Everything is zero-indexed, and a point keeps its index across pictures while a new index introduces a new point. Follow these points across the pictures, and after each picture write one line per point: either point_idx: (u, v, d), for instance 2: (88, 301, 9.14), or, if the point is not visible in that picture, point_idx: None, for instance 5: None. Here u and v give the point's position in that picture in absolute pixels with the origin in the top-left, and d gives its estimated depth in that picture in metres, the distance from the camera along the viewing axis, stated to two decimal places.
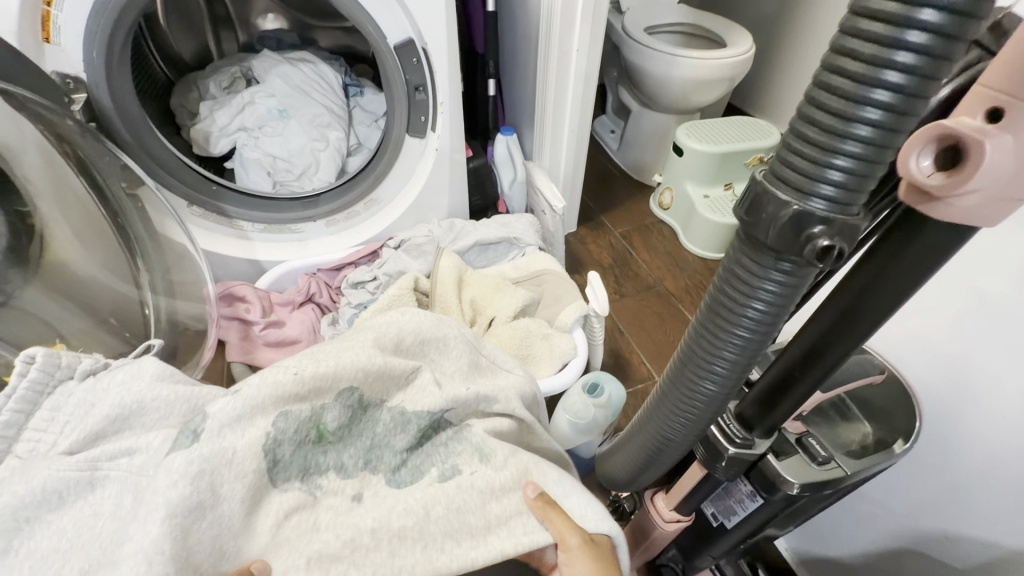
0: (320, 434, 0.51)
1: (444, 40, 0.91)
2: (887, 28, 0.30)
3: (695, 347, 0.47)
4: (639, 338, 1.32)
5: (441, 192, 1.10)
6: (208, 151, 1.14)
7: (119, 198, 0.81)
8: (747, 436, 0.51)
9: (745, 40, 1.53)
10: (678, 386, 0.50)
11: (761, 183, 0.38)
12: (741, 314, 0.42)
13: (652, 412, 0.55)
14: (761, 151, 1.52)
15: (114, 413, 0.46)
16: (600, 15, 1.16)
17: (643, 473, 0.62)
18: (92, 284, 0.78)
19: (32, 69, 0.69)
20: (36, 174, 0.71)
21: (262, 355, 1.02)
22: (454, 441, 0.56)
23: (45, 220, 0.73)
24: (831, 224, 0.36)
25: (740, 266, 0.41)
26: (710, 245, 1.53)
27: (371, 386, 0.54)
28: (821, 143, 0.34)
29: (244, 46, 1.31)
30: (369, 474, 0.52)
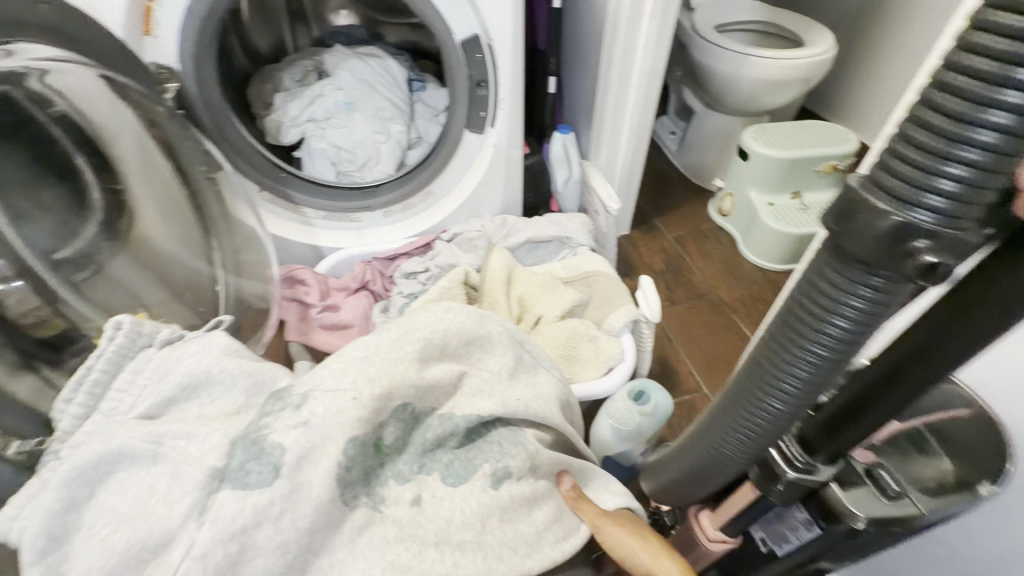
0: (377, 447, 0.50)
1: (509, 36, 0.91)
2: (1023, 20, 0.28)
3: (764, 360, 0.45)
4: (689, 348, 1.27)
5: (495, 188, 1.11)
6: (279, 140, 1.20)
7: (199, 180, 0.87)
8: (809, 463, 0.48)
9: (825, 39, 1.44)
10: (742, 400, 0.48)
11: (854, 190, 0.36)
12: (819, 328, 0.40)
13: (710, 426, 0.53)
14: (835, 158, 1.42)
15: (185, 382, 0.50)
16: (669, 13, 1.12)
17: (694, 487, 0.60)
18: (169, 257, 0.84)
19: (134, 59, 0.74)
20: (131, 155, 0.79)
21: (317, 337, 1.06)
22: (508, 442, 0.55)
23: (135, 198, 0.80)
24: (936, 240, 0.33)
25: (824, 277, 0.39)
26: (772, 255, 1.46)
27: (424, 399, 0.53)
28: (928, 148, 0.31)
29: (317, 40, 1.37)
30: (425, 475, 0.51)
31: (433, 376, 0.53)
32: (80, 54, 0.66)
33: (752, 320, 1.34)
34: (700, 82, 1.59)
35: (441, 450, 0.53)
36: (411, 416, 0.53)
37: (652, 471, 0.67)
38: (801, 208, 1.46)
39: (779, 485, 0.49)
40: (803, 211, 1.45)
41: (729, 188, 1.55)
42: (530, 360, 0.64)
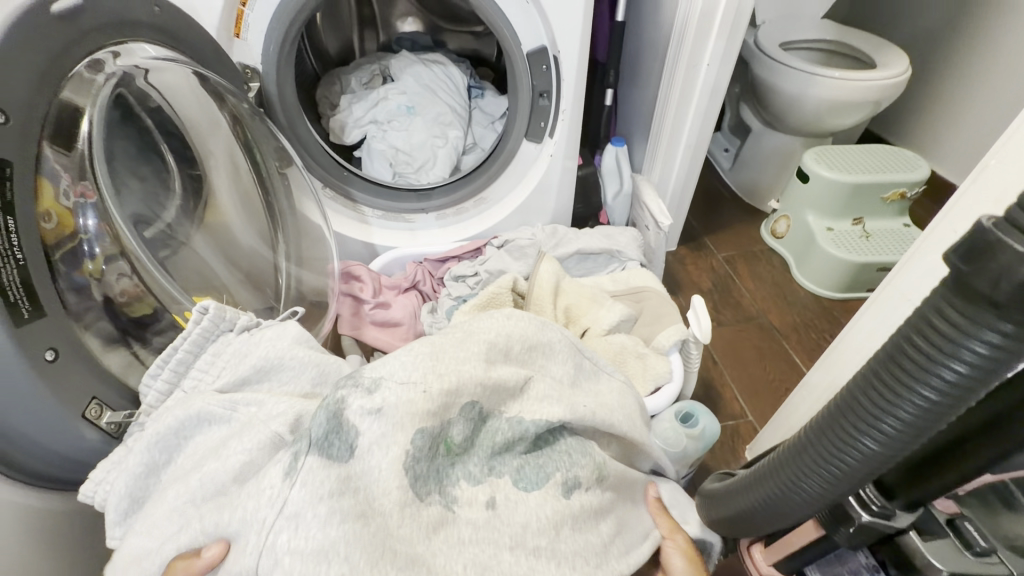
0: (446, 446, 0.51)
1: (576, 49, 0.91)
2: None
3: (862, 398, 0.43)
4: (735, 371, 1.24)
5: (548, 197, 1.12)
6: (341, 139, 1.24)
7: (272, 174, 0.92)
8: (886, 509, 0.48)
9: (900, 61, 1.38)
10: (830, 437, 0.46)
11: (977, 228, 0.34)
12: (931, 371, 0.38)
13: (789, 461, 0.51)
14: (904, 185, 1.35)
15: (259, 363, 0.56)
16: (738, 30, 1.10)
17: (754, 522, 0.58)
18: (239, 246, 0.89)
19: (224, 58, 0.78)
20: (216, 149, 0.85)
21: (368, 333, 1.09)
22: (577, 452, 0.55)
23: (214, 187, 0.86)
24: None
25: (941, 317, 0.37)
26: (827, 282, 1.40)
27: (490, 399, 0.54)
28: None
29: (383, 45, 1.42)
30: (495, 478, 0.51)
31: (500, 375, 0.54)
32: (182, 54, 0.71)
33: (803, 348, 1.29)
34: (760, 100, 1.55)
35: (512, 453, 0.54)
36: (479, 416, 0.53)
37: (711, 502, 0.65)
38: (863, 235, 1.39)
39: (847, 527, 0.49)
40: (865, 238, 1.39)
41: (785, 209, 1.50)
42: (590, 367, 0.64)
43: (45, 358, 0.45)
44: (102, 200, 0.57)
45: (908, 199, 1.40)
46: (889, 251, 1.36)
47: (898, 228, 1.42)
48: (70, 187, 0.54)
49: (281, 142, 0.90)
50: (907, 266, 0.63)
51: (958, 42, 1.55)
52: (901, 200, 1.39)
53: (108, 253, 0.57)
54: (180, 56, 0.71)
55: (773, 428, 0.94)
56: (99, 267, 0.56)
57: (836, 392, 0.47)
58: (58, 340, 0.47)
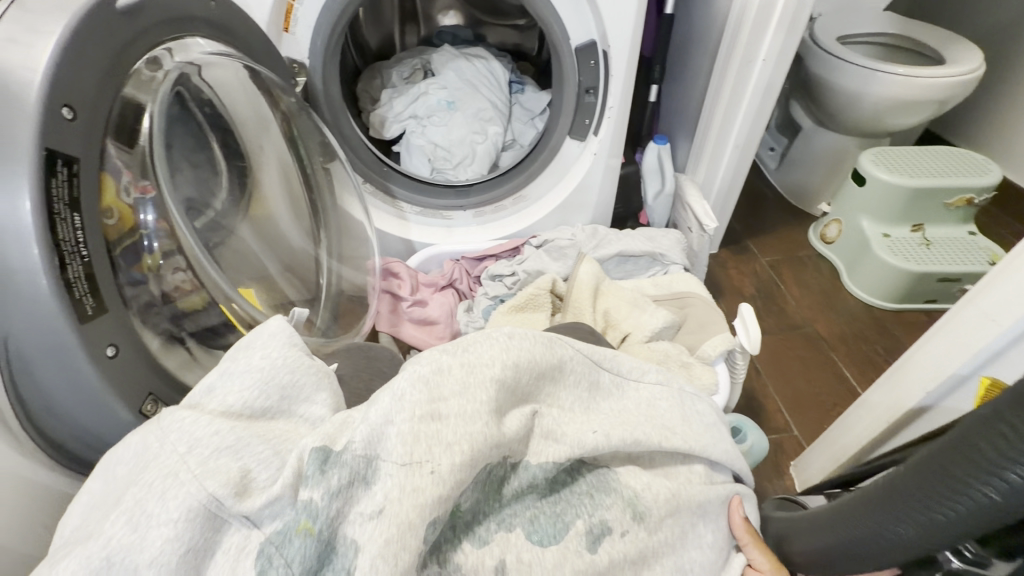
0: (455, 512, 0.49)
1: (627, 44, 0.88)
2: None
3: (987, 438, 0.38)
4: (779, 382, 1.19)
5: (589, 196, 1.09)
6: (381, 134, 1.24)
7: (315, 170, 0.93)
8: (977, 556, 0.43)
9: (973, 56, 1.29)
10: (937, 480, 0.41)
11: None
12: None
13: (883, 498, 0.46)
14: (972, 191, 1.26)
15: (228, 370, 0.50)
16: (799, 24, 1.04)
17: (829, 561, 0.54)
18: (282, 238, 0.90)
19: (274, 53, 0.78)
20: (263, 144, 0.86)
21: (406, 330, 1.09)
22: (600, 492, 0.54)
23: (261, 181, 0.87)
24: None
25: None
26: (880, 291, 1.33)
27: (502, 455, 0.51)
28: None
29: (424, 40, 1.41)
30: (507, 533, 0.50)
31: (509, 427, 0.51)
32: (235, 49, 0.72)
33: (853, 360, 1.22)
34: (813, 97, 1.48)
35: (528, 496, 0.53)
36: (490, 477, 0.51)
37: (786, 529, 0.61)
38: (923, 243, 1.31)
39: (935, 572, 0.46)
40: (924, 246, 1.30)
41: (836, 213, 1.43)
42: (606, 384, 0.60)
43: (107, 354, 0.46)
44: (160, 194, 0.58)
45: (974, 206, 1.31)
46: (951, 260, 1.27)
47: (961, 236, 1.33)
48: (131, 183, 0.55)
49: (326, 136, 0.90)
50: (994, 282, 0.58)
51: None
52: (966, 206, 1.30)
53: (165, 248, 0.58)
54: (234, 51, 0.71)
55: (822, 446, 0.89)
56: (157, 261, 0.57)
57: (956, 433, 0.42)
58: (118, 336, 0.47)
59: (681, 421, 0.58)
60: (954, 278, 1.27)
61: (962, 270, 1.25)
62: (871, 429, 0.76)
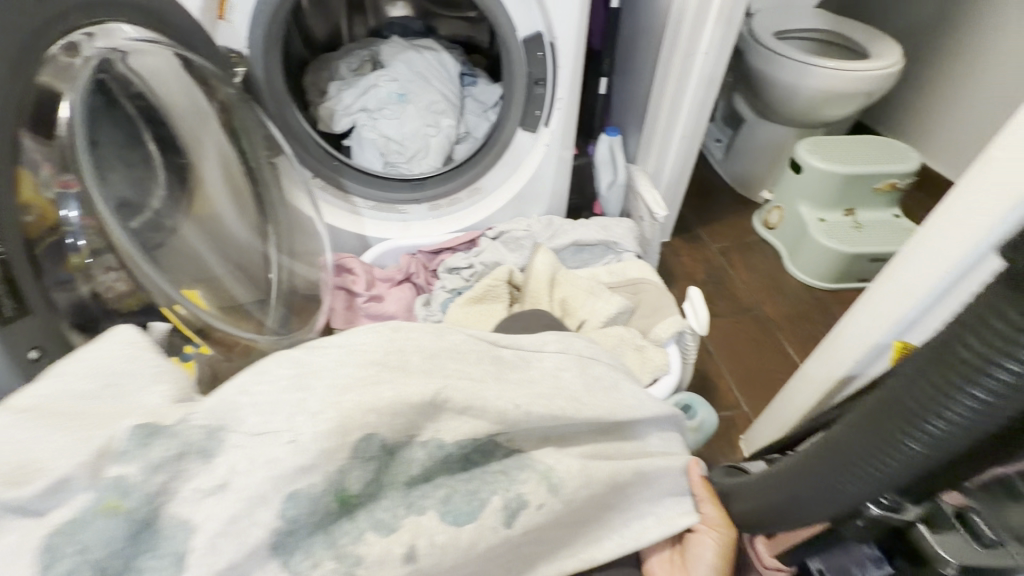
0: (343, 497, 0.47)
1: (573, 35, 0.89)
2: None
3: (910, 395, 0.42)
4: (730, 362, 1.24)
5: (544, 187, 1.10)
6: (331, 128, 1.21)
7: (260, 163, 0.90)
8: (893, 502, 0.46)
9: (894, 51, 1.38)
10: (871, 435, 0.45)
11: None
12: (984, 370, 0.37)
13: (824, 455, 0.50)
14: (896, 176, 1.36)
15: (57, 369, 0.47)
16: (736, 17, 1.09)
17: (776, 518, 0.58)
18: (228, 233, 0.86)
19: (209, 41, 0.75)
20: (200, 135, 0.82)
21: (362, 326, 1.07)
22: (515, 469, 0.54)
23: (203, 174, 0.83)
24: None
25: (1000, 316, 0.36)
26: (819, 273, 1.41)
27: (393, 429, 0.48)
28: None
29: (373, 31, 1.38)
30: (417, 518, 0.49)
31: (402, 396, 0.48)
32: (165, 38, 0.68)
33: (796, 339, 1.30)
34: (754, 90, 1.55)
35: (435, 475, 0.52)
36: (381, 450, 0.49)
37: (736, 492, 0.64)
38: (854, 227, 1.40)
39: (860, 520, 0.49)
40: (856, 229, 1.39)
41: (778, 201, 1.50)
42: (510, 359, 0.60)
43: (29, 357, 0.46)
44: (86, 189, 0.55)
45: (899, 190, 1.40)
46: (880, 242, 1.36)
47: (889, 219, 1.43)
48: (51, 177, 0.51)
49: (269, 128, 0.88)
50: (908, 257, 0.63)
51: (948, 34, 1.55)
52: (892, 191, 1.39)
53: (95, 246, 0.55)
54: (163, 39, 0.68)
55: (767, 419, 0.95)
56: (85, 260, 0.54)
57: (883, 392, 0.46)
58: (40, 340, 0.47)
59: (585, 389, 0.61)
60: (884, 258, 1.36)
61: (889, 250, 1.34)
62: (809, 399, 0.82)
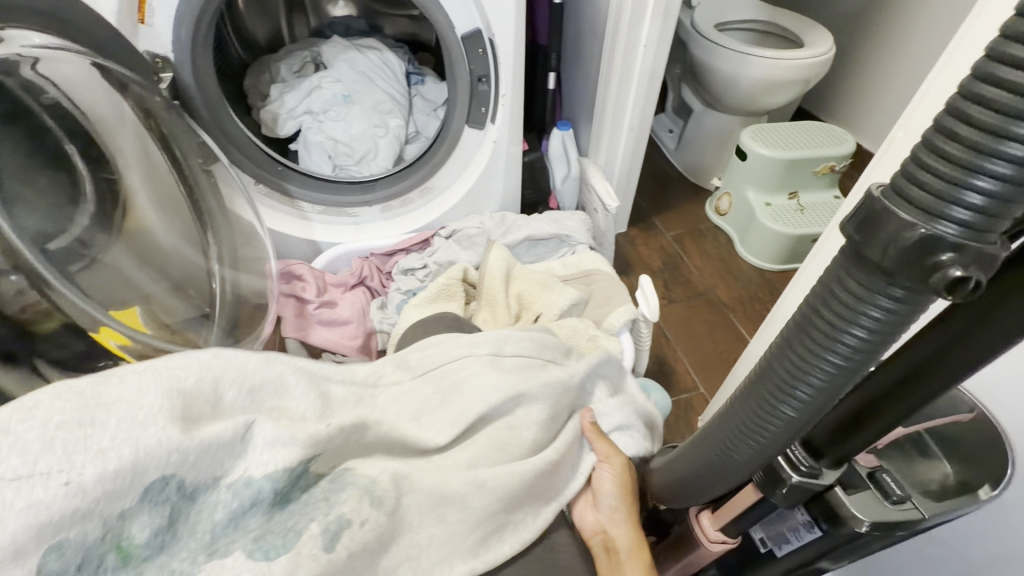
0: (120, 554, 0.42)
1: (511, 31, 0.89)
2: None
3: (778, 365, 0.44)
4: (686, 346, 1.28)
5: (495, 183, 1.10)
6: (275, 132, 1.18)
7: (194, 171, 0.86)
8: (813, 466, 0.49)
9: (825, 39, 1.44)
10: (753, 402, 0.47)
11: (882, 197, 0.35)
12: (834, 338, 0.39)
13: (722, 429, 0.52)
14: (834, 159, 1.42)
15: None
16: (673, 10, 1.11)
17: (697, 491, 0.60)
18: (159, 247, 0.85)
19: (128, 47, 0.72)
20: (127, 146, 0.78)
21: (314, 334, 1.05)
22: (334, 493, 0.50)
23: (131, 188, 0.80)
24: (962, 252, 0.32)
25: (844, 285, 0.38)
26: (767, 255, 1.47)
27: (194, 469, 0.45)
28: (959, 159, 0.30)
29: (315, 31, 1.35)
30: (219, 560, 0.43)
31: (204, 437, 0.45)
32: (78, 45, 0.65)
33: (748, 320, 1.34)
34: (699, 80, 1.59)
35: (249, 516, 0.47)
36: (178, 493, 0.45)
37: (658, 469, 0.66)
38: (798, 209, 1.46)
39: (782, 489, 0.51)
40: (800, 212, 1.45)
41: (727, 187, 1.55)
42: (339, 395, 0.57)
43: None
44: None
45: (837, 173, 1.47)
46: (822, 223, 1.43)
47: (829, 200, 1.49)
48: None
49: (202, 137, 0.85)
50: (833, 236, 0.66)
51: (876, 23, 1.64)
52: (831, 173, 1.46)
53: None
54: (76, 48, 0.65)
55: (720, 397, 0.98)
56: None
57: (757, 363, 0.48)
58: None
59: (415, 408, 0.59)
60: None
61: None
62: None
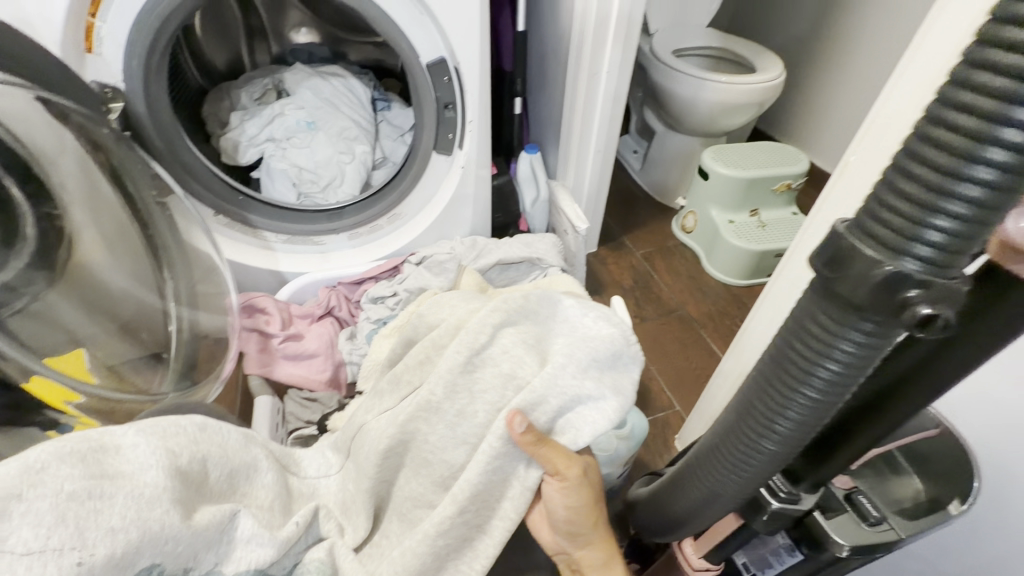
0: None
1: (476, 60, 0.90)
2: (1007, 80, 0.27)
3: (758, 399, 0.45)
4: (660, 363, 1.29)
5: (465, 208, 1.10)
6: (236, 160, 1.15)
7: (148, 206, 0.82)
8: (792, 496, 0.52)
9: (776, 65, 1.51)
10: (734, 434, 0.48)
11: (846, 232, 0.36)
12: (809, 372, 0.40)
13: (705, 460, 0.52)
14: (790, 178, 1.48)
15: None
16: (633, 38, 1.14)
17: (681, 524, 0.59)
18: (100, 283, 0.82)
19: (73, 78, 0.67)
20: (71, 179, 0.75)
21: (280, 370, 1.01)
22: None
23: (75, 225, 0.77)
24: (929, 288, 0.33)
25: (816, 319, 0.39)
26: (733, 271, 1.50)
27: (179, 557, 0.47)
28: (921, 194, 0.31)
29: (277, 57, 1.32)
30: None
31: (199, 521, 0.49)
32: (22, 78, 0.62)
33: (719, 335, 1.36)
34: (660, 103, 1.64)
35: None
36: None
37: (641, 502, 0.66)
38: (759, 226, 1.51)
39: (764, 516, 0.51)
40: (761, 228, 1.50)
41: (691, 206, 1.60)
42: (297, 487, 0.64)
43: None
44: None
45: (794, 190, 1.53)
46: (783, 238, 1.47)
47: (788, 216, 1.55)
48: None
49: (156, 168, 0.81)
50: (795, 255, 0.68)
51: (821, 48, 1.74)
52: (788, 191, 1.52)
53: None
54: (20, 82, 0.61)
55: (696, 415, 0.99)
56: None
57: (736, 394, 0.49)
58: None
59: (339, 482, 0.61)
60: None
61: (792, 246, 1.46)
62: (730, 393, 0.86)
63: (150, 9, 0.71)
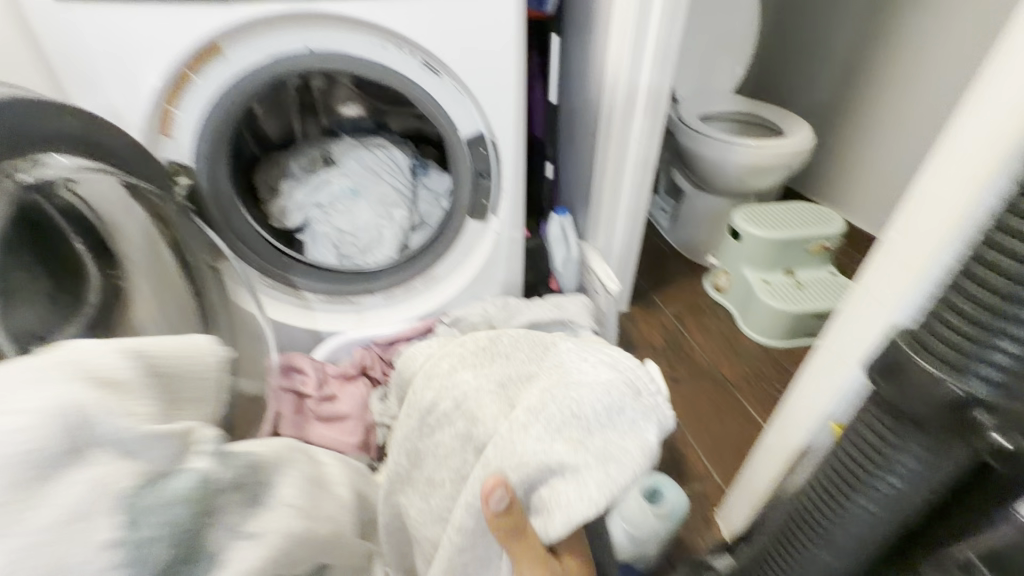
0: None
1: (511, 133, 0.95)
2: (1011, 278, 0.46)
3: (826, 480, 0.67)
4: (697, 429, 1.23)
5: (497, 269, 1.12)
6: (283, 224, 1.23)
7: (202, 271, 0.87)
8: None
9: (805, 129, 1.53)
10: (817, 505, 0.68)
11: (903, 348, 0.55)
12: (886, 467, 0.59)
13: (798, 524, 0.71)
14: (825, 238, 1.46)
15: None
16: (661, 110, 1.19)
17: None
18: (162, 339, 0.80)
19: (150, 161, 0.76)
20: (135, 244, 0.78)
21: (314, 431, 1.03)
22: None
23: (132, 284, 0.77)
24: (1005, 412, 0.48)
25: (871, 432, 0.60)
26: (770, 332, 1.46)
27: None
28: (975, 335, 0.48)
29: (325, 129, 1.39)
30: None
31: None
32: (99, 159, 0.68)
33: (757, 400, 1.30)
34: (687, 165, 1.68)
35: None
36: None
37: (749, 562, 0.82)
38: (795, 285, 1.48)
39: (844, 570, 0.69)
40: (797, 288, 1.47)
41: (723, 265, 1.58)
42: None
43: None
44: None
45: (830, 250, 1.50)
46: (820, 299, 1.44)
47: (825, 276, 1.52)
48: None
49: (211, 236, 0.88)
50: (838, 329, 0.67)
51: (851, 111, 1.77)
52: (823, 251, 1.49)
53: None
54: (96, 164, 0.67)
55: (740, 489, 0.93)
56: None
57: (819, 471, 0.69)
58: None
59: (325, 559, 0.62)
60: (827, 314, 1.43)
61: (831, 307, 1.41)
62: (774, 468, 0.81)
63: (221, 97, 0.79)
